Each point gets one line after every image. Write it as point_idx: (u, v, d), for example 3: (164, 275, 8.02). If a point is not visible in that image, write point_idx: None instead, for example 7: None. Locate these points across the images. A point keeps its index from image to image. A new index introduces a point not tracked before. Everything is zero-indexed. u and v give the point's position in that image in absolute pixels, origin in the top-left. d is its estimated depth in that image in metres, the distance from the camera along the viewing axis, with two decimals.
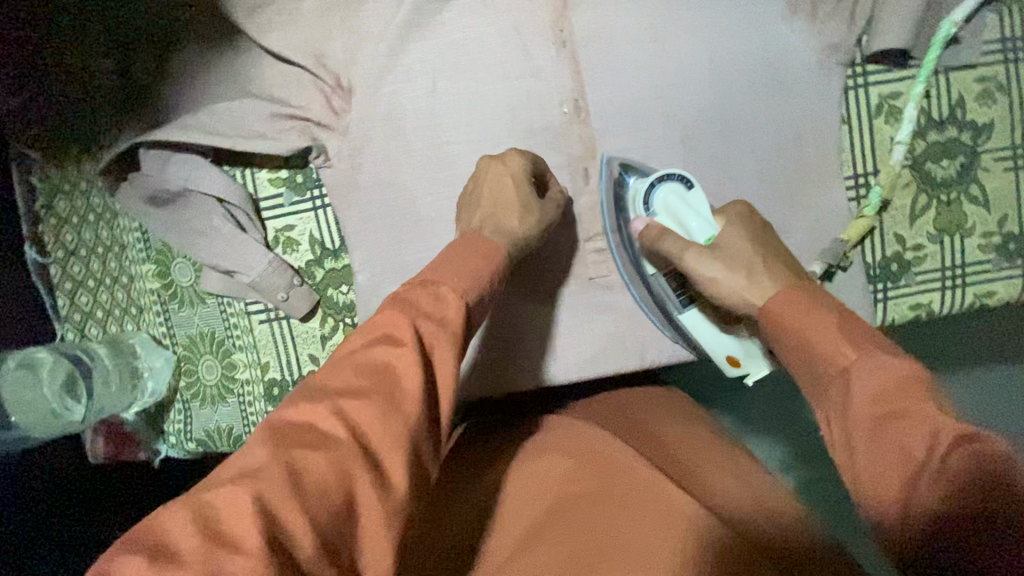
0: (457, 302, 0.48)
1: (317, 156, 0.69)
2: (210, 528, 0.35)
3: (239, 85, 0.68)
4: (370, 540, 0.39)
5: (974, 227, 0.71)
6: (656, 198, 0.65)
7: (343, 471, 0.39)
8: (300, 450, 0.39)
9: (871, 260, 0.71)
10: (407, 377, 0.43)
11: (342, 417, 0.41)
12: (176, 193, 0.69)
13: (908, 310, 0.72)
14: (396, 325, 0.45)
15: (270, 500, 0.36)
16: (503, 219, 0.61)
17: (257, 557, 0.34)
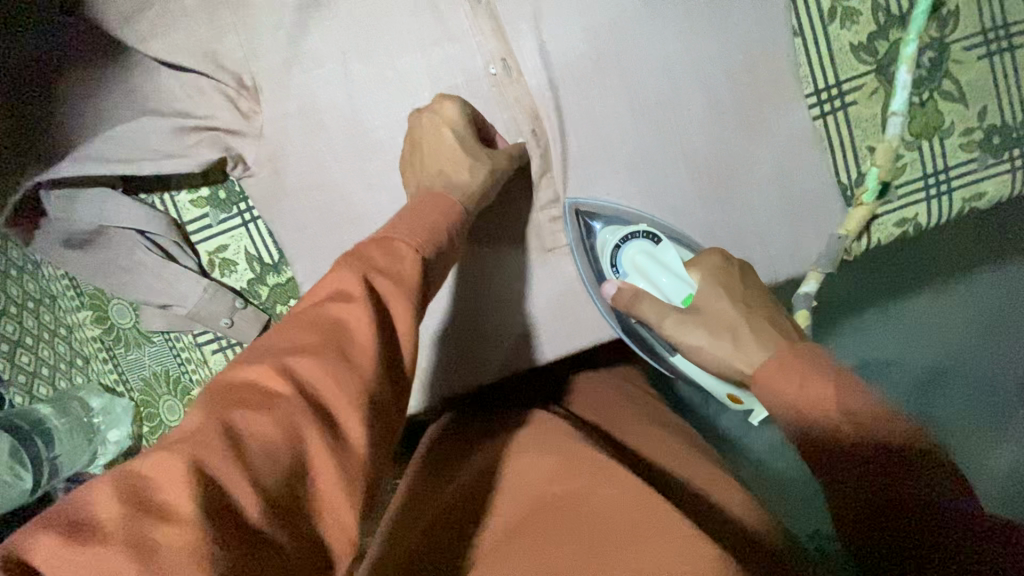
0: (413, 258, 0.44)
1: (237, 166, 0.64)
2: (137, 499, 0.31)
3: (135, 103, 0.62)
4: (331, 499, 0.35)
5: (954, 126, 0.65)
6: (623, 251, 0.65)
7: (291, 429, 0.35)
8: (243, 408, 0.35)
9: (847, 179, 0.66)
10: (360, 330, 0.40)
11: (288, 373, 0.37)
12: (93, 232, 0.65)
13: (894, 228, 0.67)
14: (347, 282, 0.41)
15: (209, 465, 0.32)
16: (448, 178, 0.57)
17: (193, 526, 0.30)
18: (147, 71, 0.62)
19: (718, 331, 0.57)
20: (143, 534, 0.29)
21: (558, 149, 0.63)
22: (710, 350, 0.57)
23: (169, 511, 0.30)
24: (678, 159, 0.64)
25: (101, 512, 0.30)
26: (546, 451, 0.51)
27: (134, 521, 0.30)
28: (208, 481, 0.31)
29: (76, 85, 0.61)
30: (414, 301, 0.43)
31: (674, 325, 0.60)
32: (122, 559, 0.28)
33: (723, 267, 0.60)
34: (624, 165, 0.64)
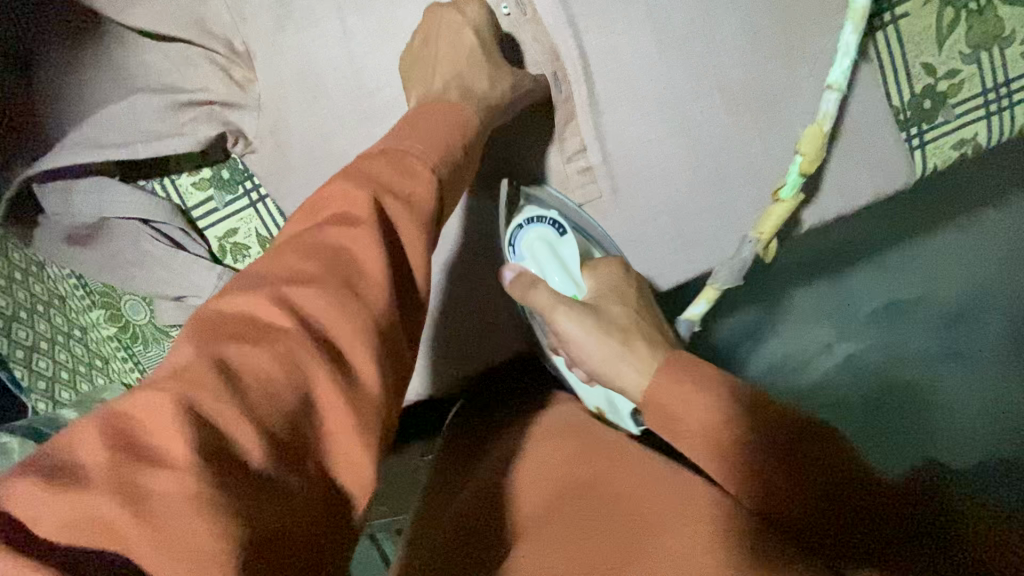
0: (427, 177, 0.38)
1: (236, 142, 0.60)
2: (124, 441, 0.25)
3: (119, 80, 0.57)
4: (341, 441, 0.29)
5: (1015, 33, 0.59)
6: (523, 235, 0.59)
7: (292, 364, 0.29)
8: (236, 341, 0.29)
9: (898, 101, 0.60)
10: (370, 259, 0.33)
11: (286, 303, 0.31)
12: (94, 225, 0.60)
13: (952, 150, 0.62)
14: (354, 203, 0.35)
15: (205, 406, 0.26)
16: (465, 82, 0.50)
17: (188, 471, 0.24)
18: (131, 48, 0.57)
19: (608, 330, 0.47)
20: (132, 480, 0.24)
21: (583, 91, 0.58)
22: (599, 342, 0.47)
23: (160, 454, 0.25)
24: (714, 93, 0.58)
25: (81, 455, 0.24)
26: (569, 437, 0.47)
27: (119, 466, 0.24)
28: (201, 421, 0.26)
29: (58, 66, 0.56)
30: (426, 227, 0.37)
31: (563, 313, 0.49)
32: (108, 509, 0.23)
33: (613, 269, 0.55)
34: (654, 102, 0.58)
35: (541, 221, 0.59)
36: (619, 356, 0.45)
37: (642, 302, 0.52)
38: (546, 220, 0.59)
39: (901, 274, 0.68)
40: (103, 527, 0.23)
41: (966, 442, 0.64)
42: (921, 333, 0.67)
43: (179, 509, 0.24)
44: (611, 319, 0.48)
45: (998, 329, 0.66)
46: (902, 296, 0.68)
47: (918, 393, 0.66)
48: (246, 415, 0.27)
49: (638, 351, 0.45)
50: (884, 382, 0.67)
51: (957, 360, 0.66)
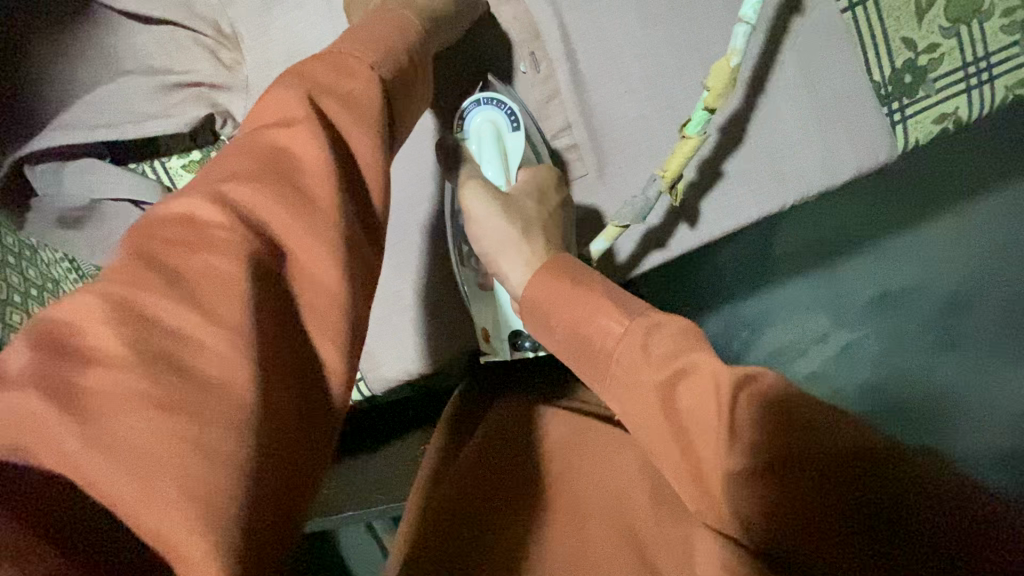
0: (369, 76, 0.38)
1: (226, 124, 0.60)
2: (54, 345, 0.24)
3: (108, 65, 0.58)
4: (296, 335, 0.30)
5: (993, 7, 0.60)
6: (476, 111, 0.57)
7: (241, 257, 0.28)
8: (173, 244, 0.28)
9: (879, 78, 0.61)
10: (314, 157, 0.33)
11: (226, 202, 0.30)
12: (86, 207, 0.61)
13: (935, 124, 0.62)
14: (289, 103, 0.34)
15: (138, 299, 0.26)
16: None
17: (126, 371, 0.24)
18: (120, 30, 0.58)
19: (513, 211, 0.50)
20: (67, 380, 0.24)
21: (566, 70, 0.59)
22: (502, 221, 0.49)
23: (94, 354, 0.24)
24: (698, 69, 0.59)
25: (10, 363, 0.23)
26: (575, 424, 0.48)
27: (55, 365, 0.24)
28: (135, 318, 0.25)
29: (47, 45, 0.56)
30: (371, 125, 0.37)
31: (473, 189, 0.51)
32: (41, 411, 0.23)
33: (543, 176, 0.55)
34: (638, 77, 0.59)
35: (493, 106, 0.57)
36: (517, 236, 0.49)
37: (559, 213, 0.54)
38: (501, 107, 0.57)
39: (891, 263, 0.72)
40: (39, 424, 0.23)
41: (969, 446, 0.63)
42: (911, 320, 0.70)
43: (126, 404, 0.24)
44: (522, 207, 0.51)
45: (993, 317, 0.68)
46: (895, 286, 0.72)
47: (939, 398, 0.67)
48: (192, 306, 0.27)
49: (535, 242, 0.48)
50: (879, 378, 0.70)
51: (948, 352, 0.68)
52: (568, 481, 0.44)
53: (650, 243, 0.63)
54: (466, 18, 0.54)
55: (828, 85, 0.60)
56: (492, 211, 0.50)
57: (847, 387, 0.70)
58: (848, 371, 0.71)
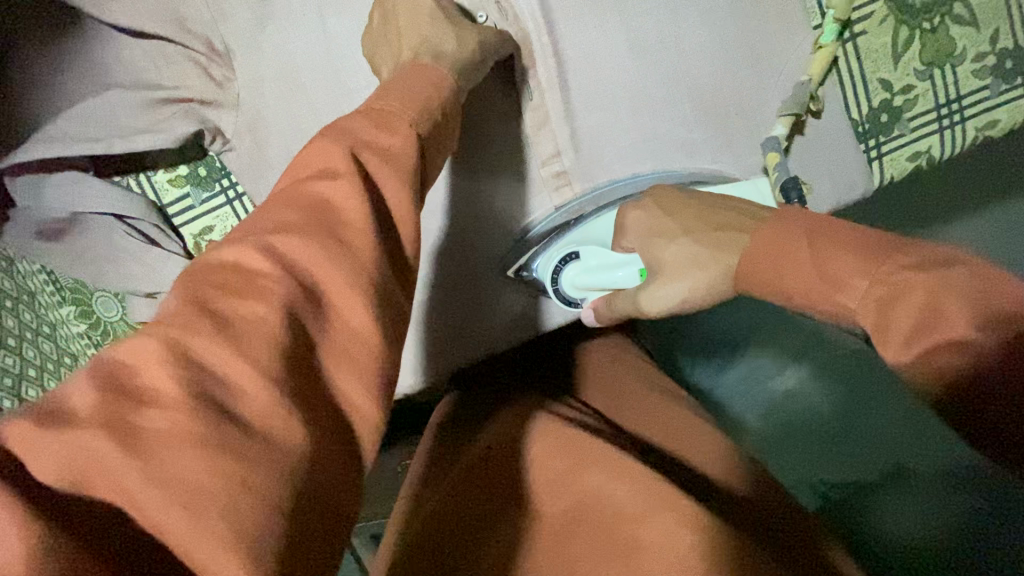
0: (407, 133, 0.40)
1: (214, 139, 0.60)
2: (116, 385, 0.26)
3: (96, 77, 0.57)
4: (337, 378, 0.31)
5: (966, 52, 0.63)
6: (565, 285, 0.60)
7: (283, 308, 0.30)
8: (227, 291, 0.31)
9: (857, 115, 0.63)
10: (353, 208, 0.35)
11: (273, 251, 0.32)
12: (66, 220, 0.60)
13: (908, 162, 0.65)
14: (334, 158, 0.37)
15: (192, 345, 0.28)
16: (438, 45, 0.51)
17: (182, 410, 0.26)
18: (109, 42, 0.57)
19: (686, 271, 0.53)
20: (127, 417, 0.25)
21: (558, 97, 0.59)
22: (692, 278, 0.52)
23: (154, 393, 0.26)
24: (683, 102, 0.61)
25: (76, 402, 0.25)
26: (546, 432, 0.49)
27: (116, 403, 0.26)
28: (187, 362, 0.27)
29: (36, 52, 0.56)
30: (407, 178, 0.38)
31: (648, 297, 0.54)
32: (104, 445, 0.24)
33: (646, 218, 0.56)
34: (626, 107, 0.60)
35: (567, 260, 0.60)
36: (710, 281, 0.51)
37: (691, 207, 0.55)
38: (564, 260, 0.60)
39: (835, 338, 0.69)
40: (97, 462, 0.24)
41: (907, 514, 0.54)
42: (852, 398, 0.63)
43: (176, 446, 0.25)
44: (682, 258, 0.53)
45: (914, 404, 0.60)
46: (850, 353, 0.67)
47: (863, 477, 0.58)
48: (238, 353, 0.28)
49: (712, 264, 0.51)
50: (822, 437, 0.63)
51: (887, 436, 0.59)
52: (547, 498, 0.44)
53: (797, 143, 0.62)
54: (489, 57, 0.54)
55: (814, 112, 0.62)
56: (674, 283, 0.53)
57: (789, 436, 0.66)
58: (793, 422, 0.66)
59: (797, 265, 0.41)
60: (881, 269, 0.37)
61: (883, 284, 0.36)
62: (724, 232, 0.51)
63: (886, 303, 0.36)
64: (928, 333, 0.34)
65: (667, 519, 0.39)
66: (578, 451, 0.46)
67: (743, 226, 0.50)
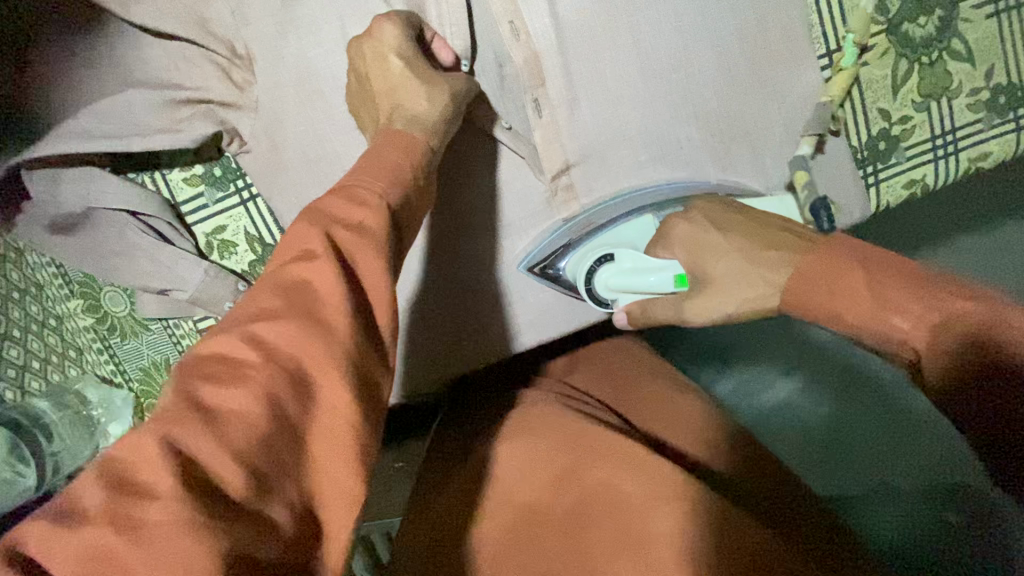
0: (377, 207, 0.42)
1: (232, 142, 0.61)
2: (118, 481, 0.29)
3: (117, 75, 0.58)
4: (321, 449, 0.34)
5: (961, 86, 0.65)
6: (597, 284, 0.63)
7: (269, 397, 0.33)
8: (212, 381, 0.33)
9: (856, 143, 0.66)
10: (331, 288, 0.37)
11: (256, 341, 0.35)
12: (81, 215, 0.60)
13: (903, 190, 0.68)
14: (311, 239, 0.38)
15: (184, 439, 0.31)
16: (408, 109, 0.53)
17: (176, 501, 0.29)
18: (131, 41, 0.58)
19: (726, 288, 0.55)
20: (127, 512, 0.28)
21: (566, 115, 0.61)
22: (726, 295, 0.54)
23: (150, 488, 0.29)
24: (690, 123, 0.63)
25: (84, 502, 0.28)
26: (539, 435, 0.52)
27: (115, 502, 0.28)
28: (180, 454, 0.30)
29: (58, 53, 0.57)
30: (383, 250, 0.40)
31: (693, 308, 0.58)
32: (107, 538, 0.27)
33: (695, 228, 0.59)
34: (636, 126, 0.62)
35: (599, 262, 0.62)
36: (754, 294, 0.53)
37: (739, 224, 0.56)
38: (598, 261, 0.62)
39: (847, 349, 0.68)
40: (104, 553, 0.27)
41: (901, 524, 0.53)
42: (863, 410, 0.63)
43: (170, 534, 0.28)
44: (727, 273, 0.55)
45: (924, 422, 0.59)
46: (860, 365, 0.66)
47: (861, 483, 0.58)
48: (226, 448, 0.31)
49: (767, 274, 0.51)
50: (823, 442, 0.63)
51: (891, 446, 0.59)
52: (528, 495, 0.48)
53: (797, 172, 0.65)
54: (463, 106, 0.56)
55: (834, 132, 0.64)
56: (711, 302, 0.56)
57: (786, 436, 0.66)
58: (791, 419, 0.67)
59: (851, 283, 0.43)
60: (933, 293, 0.39)
61: (937, 306, 0.39)
62: (775, 251, 0.52)
63: (939, 328, 0.39)
64: (971, 352, 0.37)
65: (671, 510, 0.42)
66: (567, 442, 0.50)
67: (797, 248, 0.51)
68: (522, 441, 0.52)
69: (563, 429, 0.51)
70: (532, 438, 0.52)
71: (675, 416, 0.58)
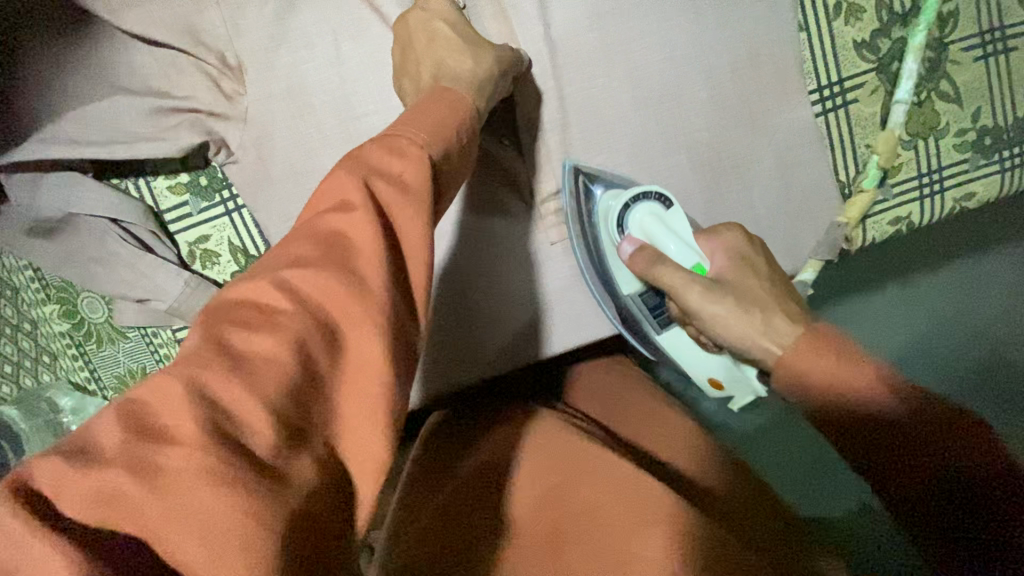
0: (419, 157, 0.40)
1: (219, 151, 0.60)
2: (137, 424, 0.28)
3: (103, 80, 0.57)
4: (350, 414, 0.32)
5: (948, 126, 0.66)
6: (631, 214, 0.60)
7: (299, 347, 0.32)
8: (242, 328, 0.32)
9: (844, 178, 0.66)
10: (366, 241, 0.35)
11: (289, 288, 0.34)
12: (59, 219, 0.59)
13: (888, 227, 0.68)
14: (350, 189, 0.37)
15: (211, 384, 0.29)
16: (451, 66, 0.51)
17: (200, 448, 0.27)
18: (122, 47, 0.57)
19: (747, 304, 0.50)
20: (147, 457, 0.27)
21: (559, 138, 0.62)
22: (736, 320, 0.50)
23: (172, 433, 0.28)
24: (682, 151, 0.63)
25: (103, 442, 0.27)
26: (559, 458, 0.50)
27: (136, 445, 0.27)
28: (208, 399, 0.29)
29: (48, 55, 0.56)
30: (425, 208, 0.38)
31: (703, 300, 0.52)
32: (122, 480, 0.26)
33: (735, 241, 0.56)
34: (629, 151, 0.63)
35: (651, 198, 0.60)
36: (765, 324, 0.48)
37: (769, 273, 0.53)
38: (650, 196, 0.60)
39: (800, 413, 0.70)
40: (117, 497, 0.26)
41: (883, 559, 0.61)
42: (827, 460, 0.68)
43: (191, 481, 0.27)
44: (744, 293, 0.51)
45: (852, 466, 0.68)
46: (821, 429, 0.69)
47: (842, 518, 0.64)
48: (254, 396, 0.29)
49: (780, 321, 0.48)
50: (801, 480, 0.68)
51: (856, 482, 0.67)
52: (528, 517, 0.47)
53: (790, 203, 0.65)
54: (512, 71, 0.55)
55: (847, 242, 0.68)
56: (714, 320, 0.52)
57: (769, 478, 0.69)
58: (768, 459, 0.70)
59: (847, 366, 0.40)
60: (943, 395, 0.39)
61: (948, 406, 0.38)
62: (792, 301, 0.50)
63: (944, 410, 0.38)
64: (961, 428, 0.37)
65: (660, 530, 0.41)
66: (585, 466, 0.48)
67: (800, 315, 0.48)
68: (518, 459, 0.51)
69: (580, 454, 0.49)
70: (551, 458, 0.50)
71: (688, 446, 0.55)
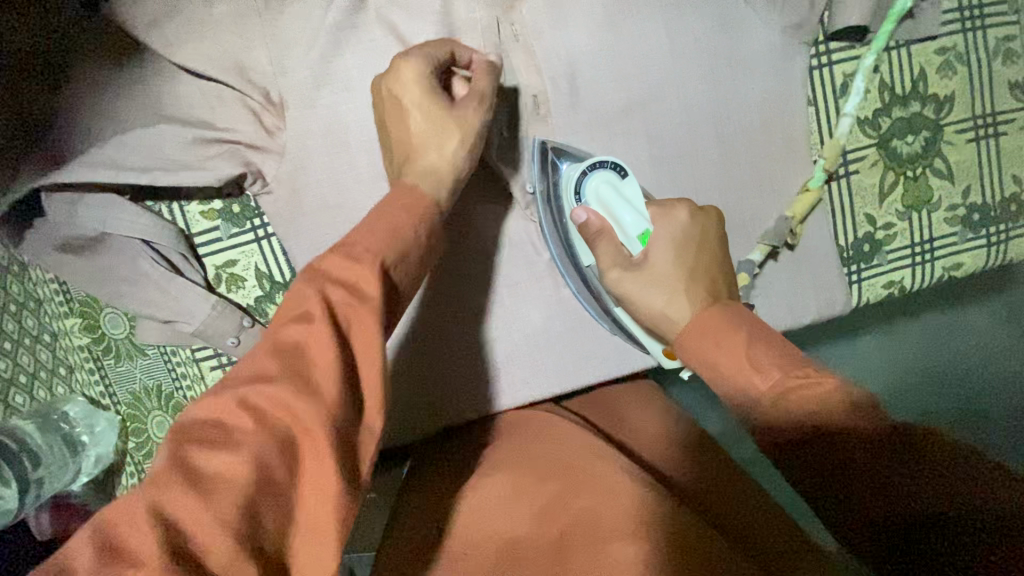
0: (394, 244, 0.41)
1: (254, 182, 0.62)
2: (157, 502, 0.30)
3: (150, 108, 0.59)
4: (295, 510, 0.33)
5: (941, 201, 0.71)
6: (587, 182, 0.61)
7: (257, 465, 0.33)
8: (203, 446, 0.33)
9: (843, 242, 0.70)
10: (323, 356, 0.36)
11: (245, 404, 0.34)
12: (93, 237, 0.61)
13: (883, 289, 0.72)
14: (307, 301, 0.38)
15: (171, 506, 0.31)
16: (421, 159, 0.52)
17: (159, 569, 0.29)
18: (171, 77, 0.59)
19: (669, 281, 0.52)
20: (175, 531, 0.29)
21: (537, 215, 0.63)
22: (645, 293, 0.52)
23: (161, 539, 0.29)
24: None
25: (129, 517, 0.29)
26: (518, 475, 0.50)
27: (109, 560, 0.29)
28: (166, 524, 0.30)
29: (104, 83, 0.59)
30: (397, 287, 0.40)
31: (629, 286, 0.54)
32: None
33: (679, 215, 0.55)
34: None
35: (605, 167, 0.61)
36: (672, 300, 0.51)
37: (712, 251, 0.54)
38: (605, 165, 0.61)
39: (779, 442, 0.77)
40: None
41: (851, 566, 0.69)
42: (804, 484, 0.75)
43: None
44: (668, 269, 0.52)
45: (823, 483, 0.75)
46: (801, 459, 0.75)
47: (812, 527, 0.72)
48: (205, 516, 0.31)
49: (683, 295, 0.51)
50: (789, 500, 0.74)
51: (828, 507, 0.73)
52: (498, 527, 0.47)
53: (789, 265, 0.69)
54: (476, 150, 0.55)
55: (791, 245, 0.68)
56: (632, 300, 0.54)
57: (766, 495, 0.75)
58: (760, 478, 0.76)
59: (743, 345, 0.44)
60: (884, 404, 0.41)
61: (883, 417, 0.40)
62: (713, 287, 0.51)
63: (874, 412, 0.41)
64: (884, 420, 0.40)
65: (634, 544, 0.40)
66: (548, 477, 0.49)
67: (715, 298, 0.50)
68: (493, 480, 0.51)
69: (537, 469, 0.50)
70: (509, 478, 0.51)
71: (658, 452, 0.57)
